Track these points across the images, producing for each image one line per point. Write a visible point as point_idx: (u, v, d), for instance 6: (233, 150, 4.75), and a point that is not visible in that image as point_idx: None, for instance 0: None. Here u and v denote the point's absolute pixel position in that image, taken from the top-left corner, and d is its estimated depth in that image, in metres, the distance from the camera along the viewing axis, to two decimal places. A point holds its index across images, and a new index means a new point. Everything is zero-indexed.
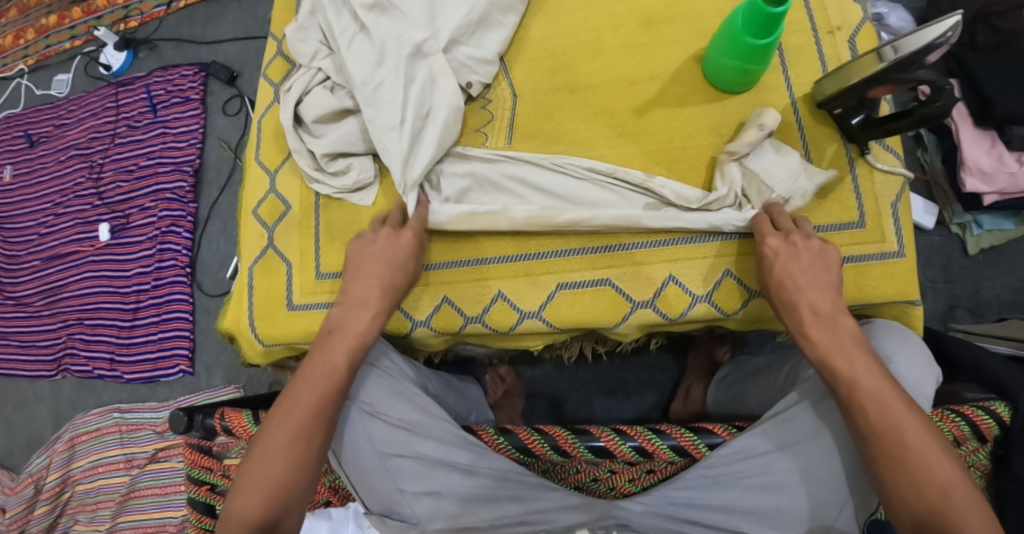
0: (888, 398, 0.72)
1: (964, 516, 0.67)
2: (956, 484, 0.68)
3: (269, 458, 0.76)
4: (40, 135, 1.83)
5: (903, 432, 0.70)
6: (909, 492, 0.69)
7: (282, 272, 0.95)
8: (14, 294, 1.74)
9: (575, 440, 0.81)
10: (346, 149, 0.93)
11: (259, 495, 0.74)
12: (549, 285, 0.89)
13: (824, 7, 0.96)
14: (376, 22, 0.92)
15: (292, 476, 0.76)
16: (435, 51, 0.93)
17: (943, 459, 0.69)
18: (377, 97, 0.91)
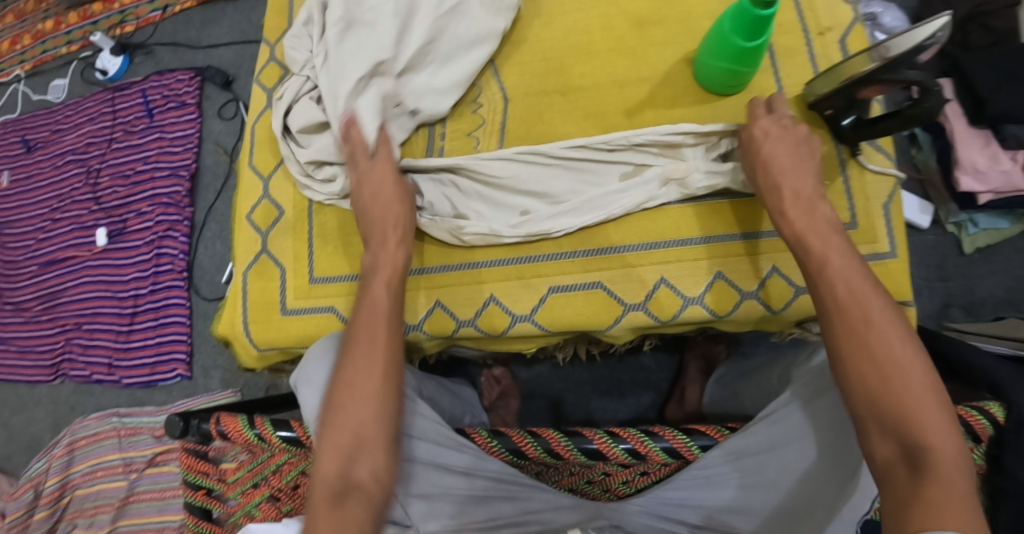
0: (864, 293, 0.73)
1: (923, 417, 0.67)
2: (930, 403, 0.68)
3: (338, 416, 0.75)
4: (37, 141, 1.83)
5: (882, 350, 0.70)
6: (876, 390, 0.69)
7: (275, 277, 0.95)
8: (13, 299, 1.74)
9: (568, 443, 0.81)
10: (330, 157, 0.93)
11: (335, 448, 0.73)
12: (542, 288, 0.90)
13: (815, 8, 0.96)
14: (345, 39, 0.93)
15: (363, 423, 0.74)
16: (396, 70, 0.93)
17: (923, 378, 0.69)
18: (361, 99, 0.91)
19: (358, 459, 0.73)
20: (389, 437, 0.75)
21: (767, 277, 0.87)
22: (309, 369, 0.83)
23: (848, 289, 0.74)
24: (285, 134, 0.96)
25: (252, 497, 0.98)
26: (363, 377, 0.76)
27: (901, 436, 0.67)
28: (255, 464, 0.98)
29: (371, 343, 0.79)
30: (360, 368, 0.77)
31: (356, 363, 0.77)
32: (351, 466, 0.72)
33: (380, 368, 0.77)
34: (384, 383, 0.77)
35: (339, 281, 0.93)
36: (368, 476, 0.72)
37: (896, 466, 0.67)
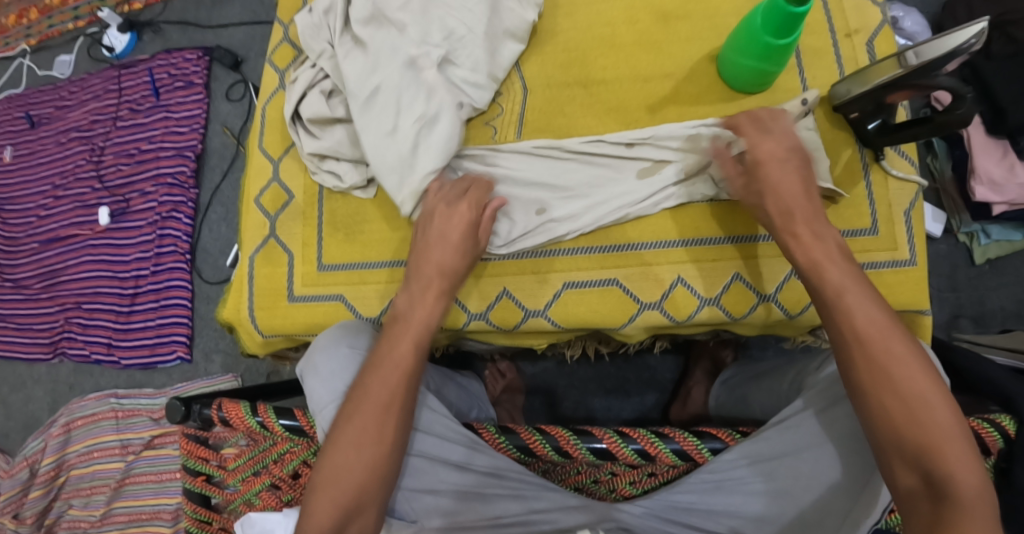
0: (884, 325, 0.69)
1: (951, 454, 0.65)
2: (955, 440, 0.65)
3: (333, 473, 0.73)
4: (41, 116, 1.81)
5: (904, 387, 0.67)
6: (900, 426, 0.67)
7: (283, 263, 0.94)
8: (12, 276, 1.72)
9: (577, 441, 0.79)
10: (334, 154, 0.92)
11: (330, 504, 0.71)
12: (556, 283, 0.88)
13: (843, 8, 0.94)
14: (371, 38, 0.90)
15: (363, 489, 0.73)
16: (430, 65, 0.90)
17: (948, 414, 0.66)
18: (370, 107, 0.89)
19: (351, 520, 0.72)
20: (379, 501, 0.73)
21: (784, 280, 0.84)
22: (317, 357, 0.82)
23: (871, 322, 0.69)
24: (295, 120, 0.94)
25: (252, 485, 0.97)
26: (371, 443, 0.73)
27: (926, 470, 0.65)
28: (256, 452, 0.96)
29: (389, 408, 0.74)
30: (368, 433, 0.73)
31: (371, 423, 0.74)
32: (344, 525, 0.72)
33: (391, 434, 0.74)
34: (391, 448, 0.74)
35: (348, 269, 0.92)
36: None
37: (918, 501, 0.65)
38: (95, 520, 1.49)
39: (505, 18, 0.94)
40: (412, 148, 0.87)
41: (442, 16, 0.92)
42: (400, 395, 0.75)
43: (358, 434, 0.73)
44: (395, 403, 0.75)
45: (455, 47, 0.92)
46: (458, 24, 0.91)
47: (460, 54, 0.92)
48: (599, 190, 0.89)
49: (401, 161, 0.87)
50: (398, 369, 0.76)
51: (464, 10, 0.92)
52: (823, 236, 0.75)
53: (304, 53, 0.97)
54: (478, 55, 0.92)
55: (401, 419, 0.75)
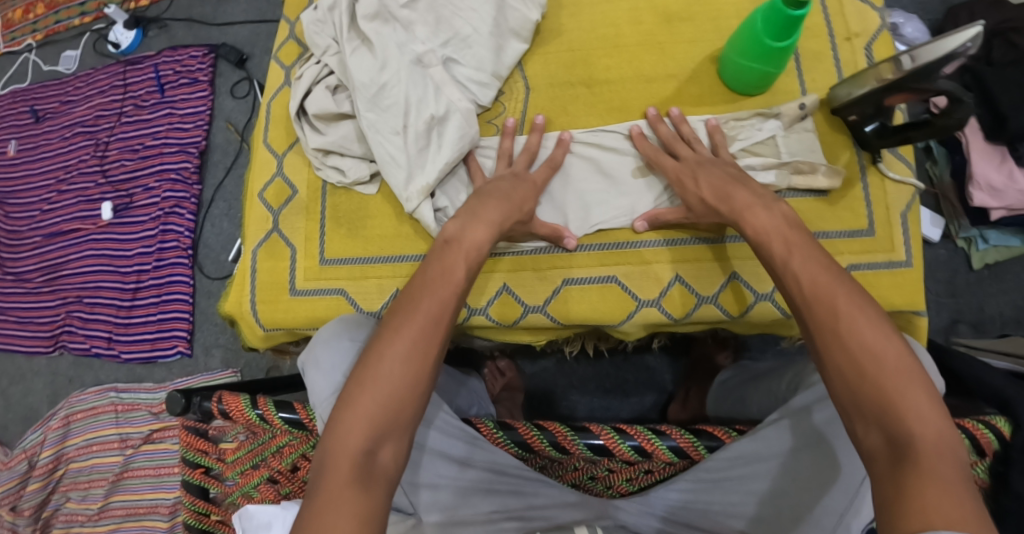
0: (826, 281, 0.68)
1: (907, 403, 0.61)
2: (914, 387, 0.62)
3: (373, 386, 0.68)
4: (46, 111, 1.82)
5: (853, 342, 0.64)
6: (851, 379, 0.64)
7: (286, 256, 0.94)
8: (14, 269, 1.73)
9: (574, 437, 0.80)
10: (341, 150, 0.93)
11: (364, 419, 0.67)
12: (556, 280, 0.89)
13: (843, 13, 0.95)
14: (379, 33, 0.91)
15: (402, 406, 0.68)
16: (436, 62, 0.92)
17: (904, 365, 0.63)
18: (379, 102, 0.90)
19: (385, 440, 0.67)
20: (416, 423, 0.69)
21: None
22: (319, 351, 0.82)
23: (815, 280, 0.69)
24: (301, 116, 0.95)
25: (251, 478, 0.97)
26: (416, 353, 0.70)
27: (885, 426, 0.61)
28: (255, 445, 0.96)
29: (437, 324, 0.72)
30: (412, 345, 0.70)
31: (412, 338, 0.70)
32: (376, 445, 0.66)
33: (434, 352, 0.71)
34: (431, 366, 0.71)
35: (350, 263, 0.92)
36: (390, 461, 0.66)
37: (881, 458, 0.60)
38: (92, 513, 1.50)
39: (509, 17, 0.95)
40: (423, 145, 0.89)
41: (446, 18, 0.94)
42: (449, 310, 0.73)
43: (399, 346, 0.70)
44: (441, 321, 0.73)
45: (460, 46, 0.94)
46: (462, 25, 0.94)
47: (463, 53, 0.94)
48: (595, 190, 0.90)
49: (412, 156, 0.89)
50: (449, 288, 0.74)
51: (467, 11, 0.94)
52: (772, 209, 0.77)
53: (309, 50, 0.98)
54: (480, 53, 0.94)
55: (444, 340, 0.72)
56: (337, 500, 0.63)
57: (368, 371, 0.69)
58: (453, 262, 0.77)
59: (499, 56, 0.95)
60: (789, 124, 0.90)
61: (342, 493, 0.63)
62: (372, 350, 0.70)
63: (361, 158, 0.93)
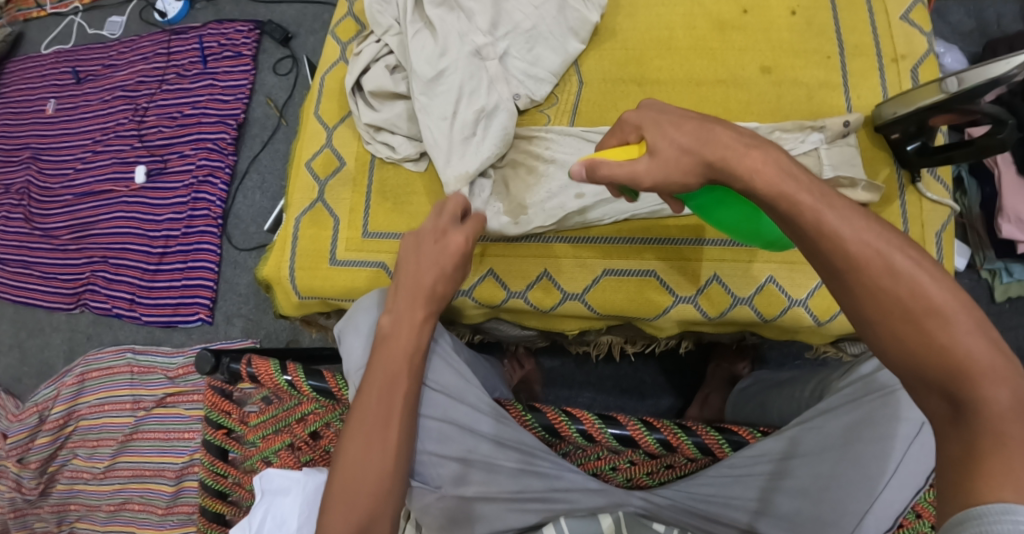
0: (873, 240, 0.59)
1: (982, 373, 0.54)
2: (983, 350, 0.54)
3: (349, 464, 0.74)
4: (87, 73, 1.86)
5: (904, 295, 0.57)
6: (914, 353, 0.56)
7: (328, 226, 0.96)
8: (43, 225, 1.76)
9: (602, 426, 0.82)
10: (392, 127, 0.95)
11: (345, 493, 0.73)
12: (596, 269, 0.90)
13: (891, 34, 0.96)
14: (444, 18, 0.93)
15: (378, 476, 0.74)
16: (493, 56, 0.94)
17: (971, 323, 0.55)
18: (433, 88, 0.91)
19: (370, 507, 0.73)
20: (397, 488, 0.74)
21: (817, 288, 0.86)
22: (358, 317, 0.86)
23: (859, 246, 0.59)
24: (356, 91, 0.97)
25: (271, 443, 0.98)
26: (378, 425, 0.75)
27: (951, 393, 0.54)
28: (280, 410, 0.97)
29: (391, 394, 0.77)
30: (381, 420, 0.76)
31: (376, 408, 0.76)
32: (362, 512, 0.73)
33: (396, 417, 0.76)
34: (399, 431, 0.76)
35: (391, 237, 0.94)
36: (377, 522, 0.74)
37: (939, 425, 0.55)
38: (98, 472, 1.52)
39: (568, 16, 0.97)
40: (468, 136, 0.91)
41: (507, 10, 0.96)
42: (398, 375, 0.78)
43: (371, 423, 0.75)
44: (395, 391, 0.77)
45: (522, 38, 0.96)
46: (522, 18, 0.96)
47: (524, 46, 0.96)
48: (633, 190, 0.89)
49: (455, 144, 0.90)
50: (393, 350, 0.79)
51: (527, 6, 0.96)
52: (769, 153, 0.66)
53: (367, 28, 1.01)
54: (541, 52, 0.97)
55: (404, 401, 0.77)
56: None
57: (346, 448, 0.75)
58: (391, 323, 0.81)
59: (557, 51, 0.97)
60: (831, 138, 0.90)
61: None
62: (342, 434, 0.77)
63: (408, 136, 0.95)
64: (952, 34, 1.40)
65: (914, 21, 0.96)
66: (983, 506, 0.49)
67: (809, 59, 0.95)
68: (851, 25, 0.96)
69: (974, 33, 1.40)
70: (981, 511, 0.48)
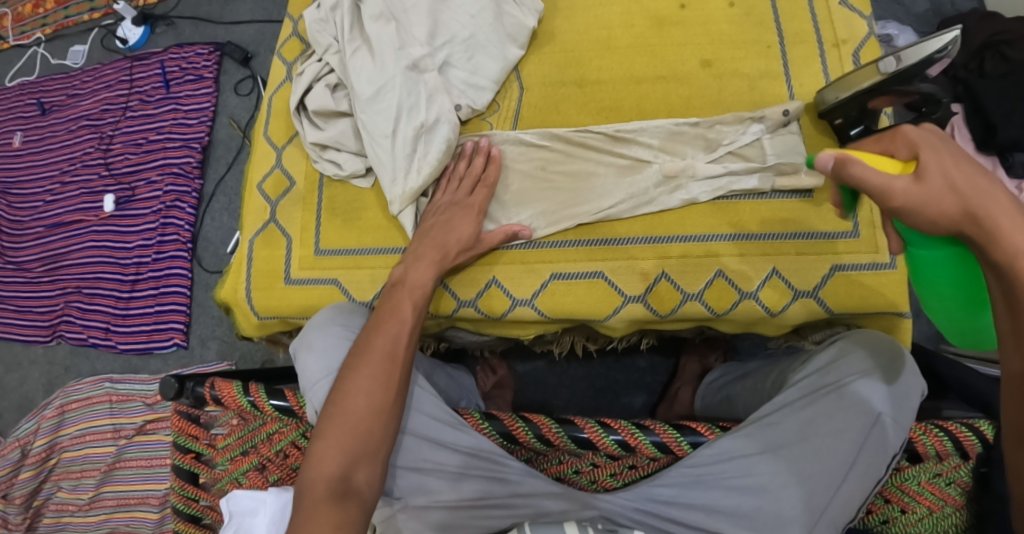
0: None
1: None
2: None
3: (342, 417, 0.74)
4: (52, 104, 1.86)
5: None
6: None
7: (282, 246, 0.96)
8: (15, 259, 1.76)
9: (559, 430, 0.82)
10: (337, 144, 0.95)
11: (337, 448, 0.72)
12: (544, 274, 0.90)
13: (831, 19, 0.97)
14: (380, 33, 0.93)
15: (371, 433, 0.74)
16: (431, 68, 0.94)
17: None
18: (374, 104, 0.91)
19: (357, 465, 0.72)
20: (387, 448, 0.74)
21: (766, 279, 0.87)
22: (311, 335, 0.85)
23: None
24: (300, 110, 0.97)
25: (239, 464, 0.98)
26: (378, 385, 0.76)
27: None
28: (246, 432, 0.97)
29: (393, 358, 0.78)
30: (381, 379, 0.76)
31: (375, 371, 0.76)
32: (350, 471, 0.72)
33: (396, 383, 0.77)
34: (396, 396, 0.76)
35: (345, 253, 0.94)
36: (365, 484, 0.72)
37: None
38: (83, 503, 1.51)
39: (506, 23, 0.98)
40: (410, 152, 0.91)
41: (444, 22, 0.96)
42: (402, 344, 0.79)
43: (370, 385, 0.75)
44: (396, 355, 0.78)
45: (460, 49, 0.96)
46: (459, 28, 0.96)
47: (464, 56, 0.96)
48: (583, 201, 0.91)
49: (400, 160, 0.90)
50: (400, 324, 0.81)
51: (464, 16, 0.96)
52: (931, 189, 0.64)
53: (310, 48, 1.01)
54: (480, 60, 0.97)
55: (405, 370, 0.78)
56: (314, 515, 0.68)
57: (340, 407, 0.75)
58: (397, 304, 0.82)
59: (496, 60, 0.97)
60: (772, 128, 0.91)
61: (316, 512, 0.68)
62: (340, 388, 0.76)
63: (355, 153, 0.95)
64: (906, 15, 1.41)
65: (852, 6, 0.97)
66: None
67: (749, 50, 0.96)
68: (790, 13, 0.97)
69: (927, 12, 1.41)
70: None
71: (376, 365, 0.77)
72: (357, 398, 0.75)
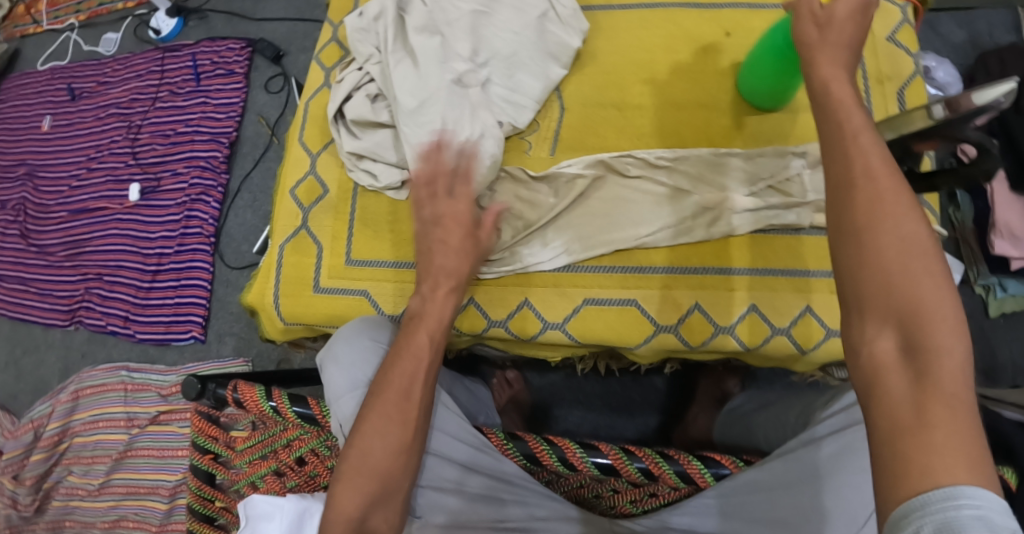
0: (919, 263, 0.55)
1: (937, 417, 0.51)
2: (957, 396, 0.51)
3: (359, 458, 0.74)
4: (83, 90, 1.87)
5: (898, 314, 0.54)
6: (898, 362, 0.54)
7: (312, 254, 0.96)
8: (38, 242, 1.77)
9: (583, 455, 0.81)
10: (376, 153, 0.95)
11: (355, 489, 0.73)
12: (576, 298, 0.90)
13: (876, 55, 0.96)
14: (425, 45, 0.94)
15: (390, 475, 0.74)
16: (475, 83, 0.95)
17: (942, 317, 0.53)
18: (417, 116, 0.91)
19: (376, 506, 0.73)
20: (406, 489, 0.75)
21: (799, 316, 0.86)
22: (338, 347, 0.85)
23: (902, 242, 0.55)
24: (338, 119, 0.98)
25: (258, 468, 0.98)
26: (395, 427, 0.75)
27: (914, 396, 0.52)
28: (266, 436, 0.97)
29: (409, 396, 0.76)
30: (398, 420, 0.75)
31: (396, 415, 0.75)
32: (369, 512, 0.73)
33: (414, 423, 0.76)
34: (415, 436, 0.76)
35: (376, 265, 0.94)
36: (383, 523, 0.74)
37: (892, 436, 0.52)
38: (93, 489, 1.52)
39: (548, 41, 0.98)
40: None
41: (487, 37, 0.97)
42: (419, 381, 0.77)
43: (388, 427, 0.75)
44: (413, 392, 0.76)
45: (503, 66, 0.97)
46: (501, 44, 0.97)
47: (504, 72, 0.97)
48: (616, 229, 0.91)
49: None
50: (416, 361, 0.77)
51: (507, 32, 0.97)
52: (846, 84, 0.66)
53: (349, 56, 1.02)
54: (520, 78, 0.97)
55: (422, 408, 0.76)
56: None
57: (357, 446, 0.74)
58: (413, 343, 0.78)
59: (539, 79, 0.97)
60: (814, 162, 0.90)
61: None
62: (357, 427, 0.75)
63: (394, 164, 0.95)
64: (943, 46, 1.39)
65: (900, 42, 0.96)
66: (925, 494, 0.48)
67: None
68: None
69: (965, 45, 1.39)
70: (922, 501, 0.48)
71: (393, 407, 0.75)
72: (375, 441, 0.74)
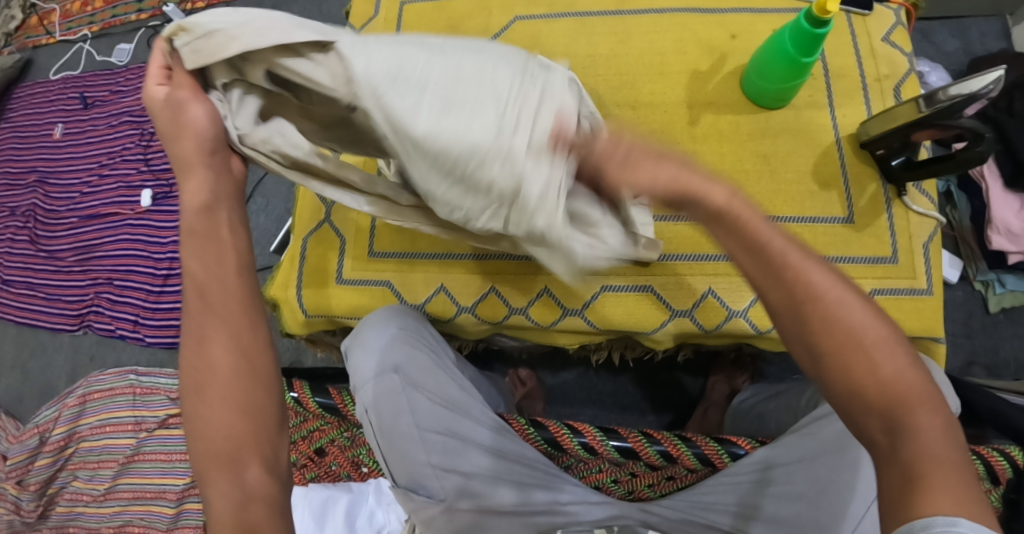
0: (842, 311, 0.63)
1: (923, 426, 0.59)
2: (925, 406, 0.60)
3: (212, 386, 0.68)
4: (95, 98, 1.90)
5: (852, 355, 0.62)
6: (858, 391, 0.62)
7: (335, 246, 1.00)
8: (48, 247, 1.79)
9: (603, 438, 0.86)
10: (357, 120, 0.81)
11: (220, 422, 0.66)
12: (595, 285, 0.94)
13: (874, 55, 1.00)
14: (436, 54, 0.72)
15: (248, 404, 0.68)
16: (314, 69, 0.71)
17: (883, 353, 0.62)
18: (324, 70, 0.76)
19: (246, 458, 0.66)
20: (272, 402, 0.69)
21: None
22: (366, 334, 0.89)
23: (847, 330, 0.63)
24: None
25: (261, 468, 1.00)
26: (225, 334, 0.69)
27: (891, 418, 0.60)
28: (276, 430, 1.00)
29: (212, 303, 0.70)
30: (223, 328, 0.70)
31: (223, 339, 0.69)
32: (240, 468, 0.65)
33: (249, 329, 0.70)
34: (258, 348, 0.70)
35: (402, 255, 0.98)
36: (257, 477, 0.65)
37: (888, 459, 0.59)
38: (98, 494, 1.53)
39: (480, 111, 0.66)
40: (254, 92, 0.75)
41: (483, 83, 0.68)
42: (223, 279, 0.72)
43: (220, 358, 0.68)
44: (221, 295, 0.71)
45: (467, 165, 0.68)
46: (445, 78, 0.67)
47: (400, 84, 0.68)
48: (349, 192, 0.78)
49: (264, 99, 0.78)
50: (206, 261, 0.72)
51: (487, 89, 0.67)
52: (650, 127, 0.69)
53: None
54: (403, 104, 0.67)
55: (252, 310, 0.72)
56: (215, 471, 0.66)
57: (198, 386, 0.68)
58: (199, 256, 0.72)
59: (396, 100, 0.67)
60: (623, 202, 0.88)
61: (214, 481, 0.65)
62: (196, 348, 0.69)
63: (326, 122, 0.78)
64: (937, 53, 1.45)
65: (895, 42, 1.01)
66: (930, 517, 0.54)
67: None
68: (835, 48, 1.01)
69: (958, 52, 1.44)
70: (927, 522, 0.54)
71: (216, 337, 0.69)
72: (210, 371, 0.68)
